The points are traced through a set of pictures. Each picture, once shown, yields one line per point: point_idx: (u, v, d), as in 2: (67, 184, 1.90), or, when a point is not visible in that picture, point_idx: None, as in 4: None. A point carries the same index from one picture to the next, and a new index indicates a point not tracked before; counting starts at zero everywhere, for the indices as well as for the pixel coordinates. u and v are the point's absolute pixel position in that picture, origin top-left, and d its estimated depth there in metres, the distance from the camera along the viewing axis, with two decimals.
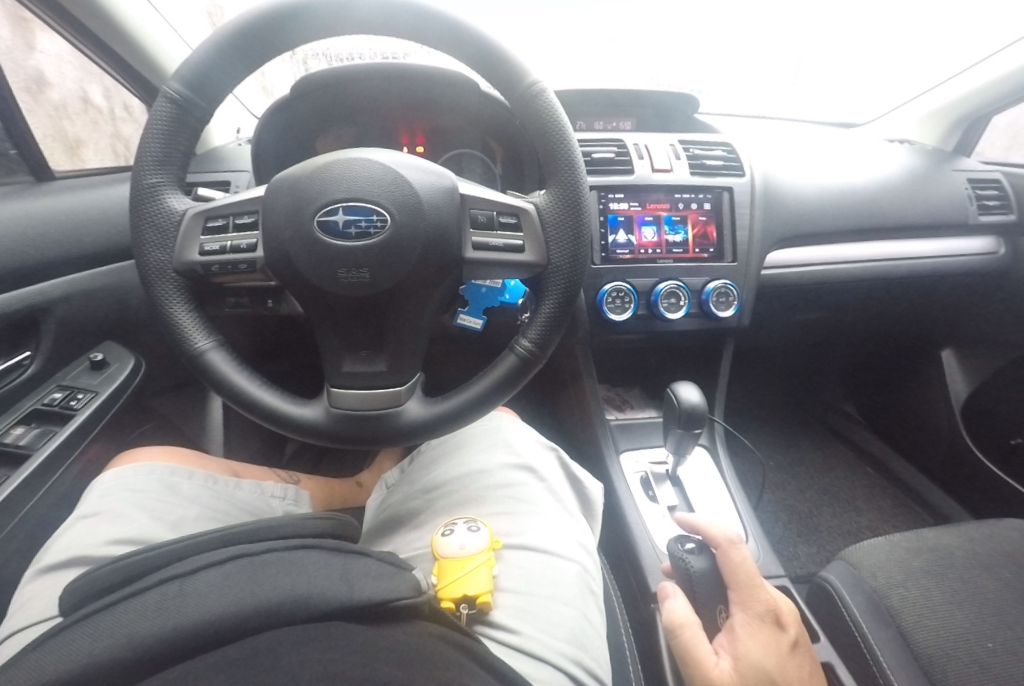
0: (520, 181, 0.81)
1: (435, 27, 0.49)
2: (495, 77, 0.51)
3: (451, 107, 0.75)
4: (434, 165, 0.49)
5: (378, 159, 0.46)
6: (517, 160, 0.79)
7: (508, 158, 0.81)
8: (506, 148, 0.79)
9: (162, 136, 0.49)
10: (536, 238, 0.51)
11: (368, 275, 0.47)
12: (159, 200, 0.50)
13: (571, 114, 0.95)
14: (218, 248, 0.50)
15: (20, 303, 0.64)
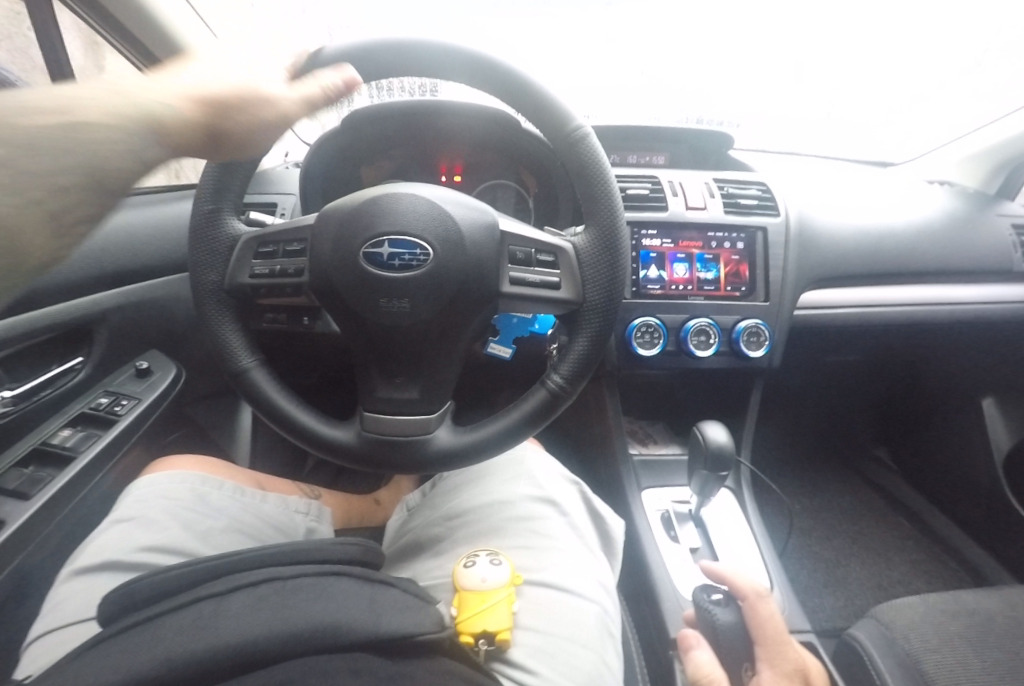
0: (555, 214, 0.82)
1: (483, 71, 0.51)
2: (538, 120, 0.52)
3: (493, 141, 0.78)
4: (477, 201, 0.51)
5: (423, 195, 0.48)
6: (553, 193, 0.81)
7: (544, 190, 0.82)
8: (543, 180, 0.81)
9: (223, 165, 0.52)
10: (571, 276, 0.52)
11: (408, 305, 0.49)
12: (216, 224, 0.53)
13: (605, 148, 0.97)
14: (268, 272, 0.52)
15: (78, 311, 0.67)
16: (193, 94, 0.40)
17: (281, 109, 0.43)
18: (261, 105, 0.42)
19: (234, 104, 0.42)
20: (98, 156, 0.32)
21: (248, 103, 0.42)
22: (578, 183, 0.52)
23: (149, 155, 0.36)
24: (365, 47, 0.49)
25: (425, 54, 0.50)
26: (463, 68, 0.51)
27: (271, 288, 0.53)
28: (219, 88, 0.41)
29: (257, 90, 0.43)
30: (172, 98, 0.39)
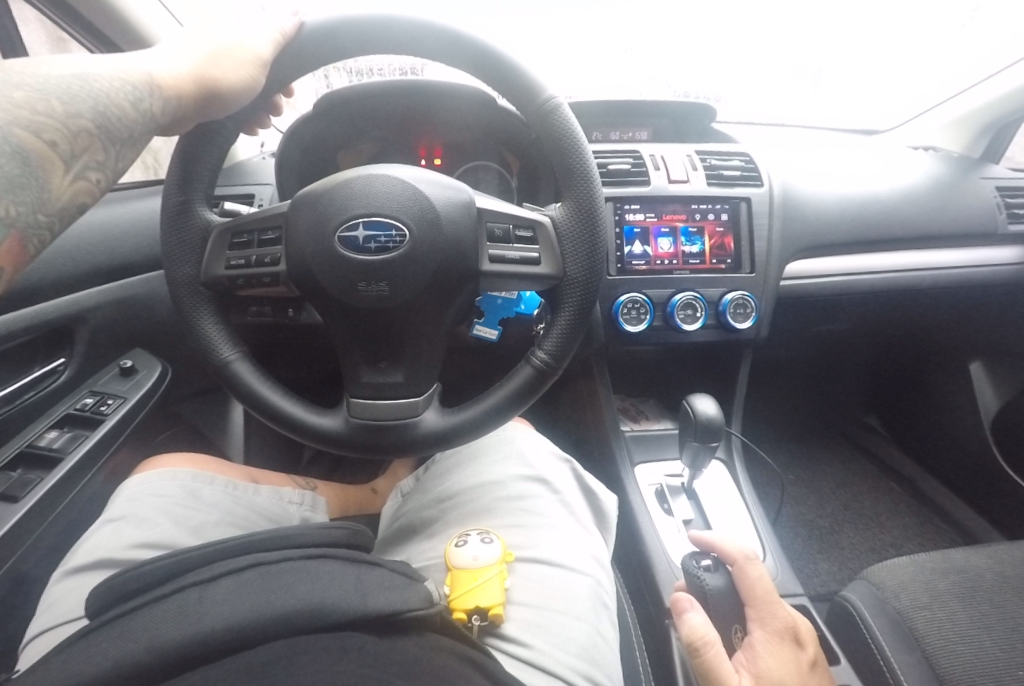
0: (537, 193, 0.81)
1: (454, 46, 0.50)
2: (510, 95, 0.51)
3: (469, 121, 0.77)
4: (451, 179, 0.50)
5: (396, 175, 0.47)
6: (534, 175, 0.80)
7: (525, 171, 0.82)
8: (523, 160, 0.80)
9: (188, 153, 0.50)
10: (552, 251, 0.52)
11: (387, 288, 0.48)
12: (188, 216, 0.52)
13: (586, 125, 0.95)
14: (244, 262, 0.52)
15: (55, 312, 0.66)
16: (185, 62, 0.46)
17: (256, 60, 0.47)
18: (235, 59, 0.47)
19: (211, 61, 0.46)
20: (105, 109, 0.39)
21: (226, 59, 0.46)
22: (553, 157, 0.51)
23: (147, 109, 0.43)
24: (330, 26, 0.48)
25: (394, 28, 0.48)
26: (433, 42, 0.49)
27: (247, 278, 0.52)
28: (207, 53, 0.47)
29: (232, 48, 0.47)
30: (171, 67, 0.46)
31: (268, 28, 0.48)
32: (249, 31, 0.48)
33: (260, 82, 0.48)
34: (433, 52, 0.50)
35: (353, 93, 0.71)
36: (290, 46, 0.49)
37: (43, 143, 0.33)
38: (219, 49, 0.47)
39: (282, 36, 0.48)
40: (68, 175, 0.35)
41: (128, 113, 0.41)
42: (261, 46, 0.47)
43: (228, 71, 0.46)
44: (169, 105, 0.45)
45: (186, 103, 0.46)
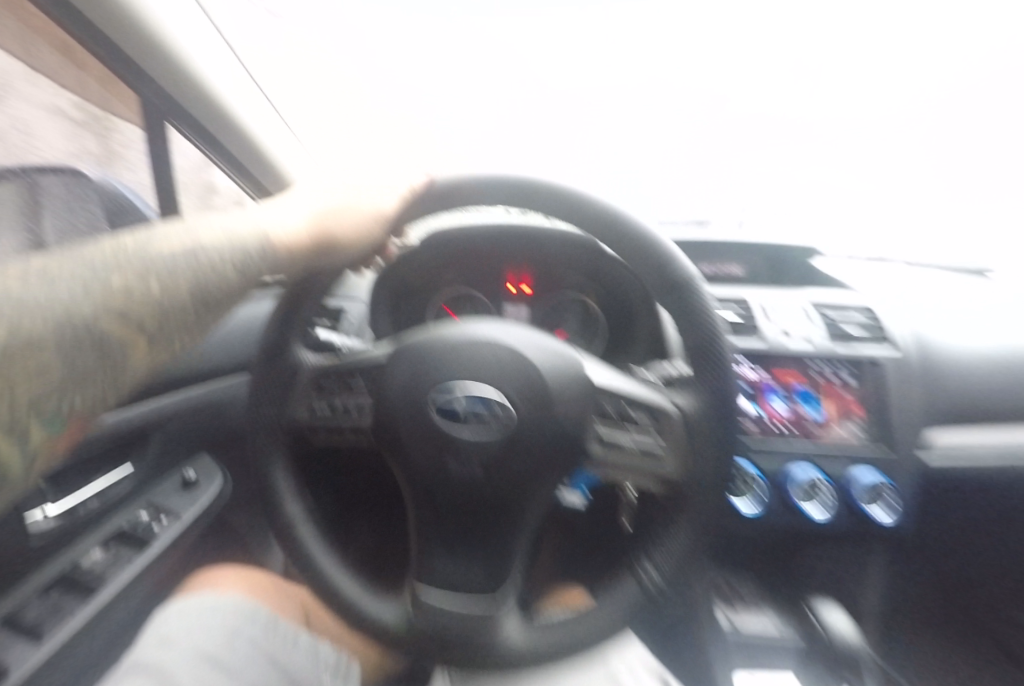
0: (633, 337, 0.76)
1: (577, 206, 0.47)
2: (634, 258, 0.46)
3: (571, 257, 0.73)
4: (560, 342, 0.45)
5: (506, 342, 0.42)
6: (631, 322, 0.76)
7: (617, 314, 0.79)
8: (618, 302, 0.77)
9: (294, 295, 0.49)
10: (676, 446, 0.43)
11: (479, 469, 0.43)
12: (284, 355, 0.49)
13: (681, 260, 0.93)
14: (329, 411, 0.48)
15: (142, 418, 0.66)
16: (311, 215, 0.45)
17: (380, 215, 0.47)
18: (360, 213, 0.46)
19: (337, 214, 0.45)
20: (206, 278, 0.37)
21: (352, 212, 0.46)
22: (685, 327, 0.45)
23: (254, 268, 0.40)
24: (452, 179, 0.48)
25: (522, 183, 0.47)
26: (558, 201, 0.47)
27: (331, 426, 0.48)
28: (334, 204, 0.46)
29: (359, 203, 0.47)
30: (295, 221, 0.44)
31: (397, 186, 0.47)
32: (377, 189, 0.48)
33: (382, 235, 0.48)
34: (554, 209, 0.47)
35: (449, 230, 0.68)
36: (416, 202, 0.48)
37: (130, 326, 0.32)
38: (345, 202, 0.47)
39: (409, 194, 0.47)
40: (151, 351, 0.34)
41: (229, 277, 0.38)
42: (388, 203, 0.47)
43: (353, 225, 0.46)
44: (280, 259, 0.42)
45: (301, 258, 0.44)
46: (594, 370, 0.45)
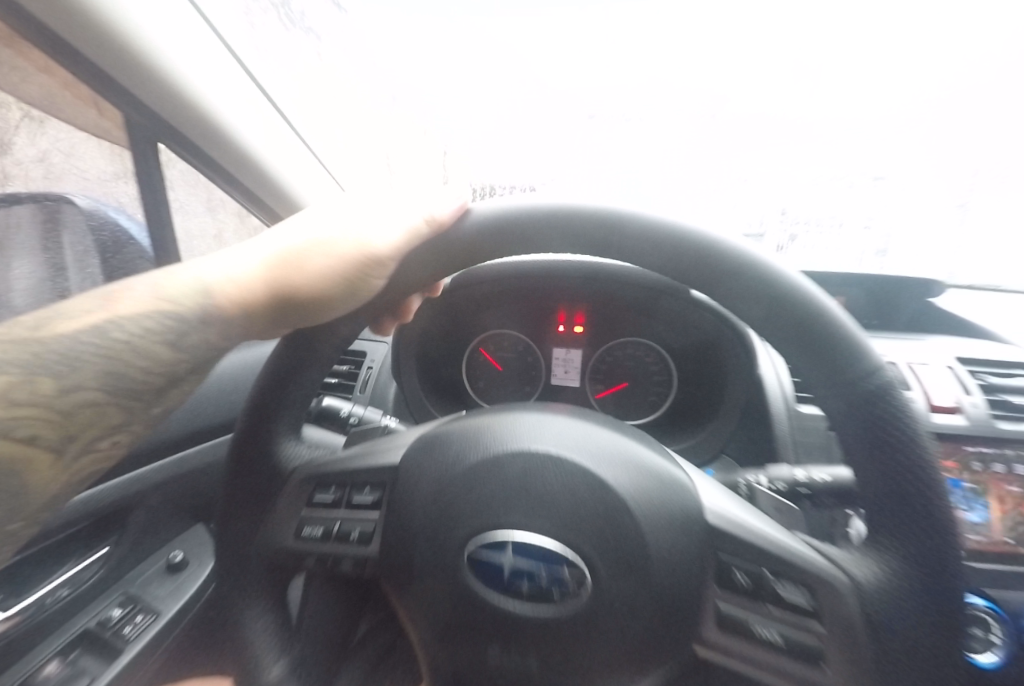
0: (708, 390, 0.68)
1: (708, 260, 0.29)
2: (804, 345, 0.28)
3: (627, 298, 0.65)
4: (652, 450, 0.31)
5: (575, 467, 0.29)
6: (705, 373, 0.69)
7: (686, 361, 0.72)
8: (688, 350, 0.70)
9: (280, 370, 0.36)
10: (845, 645, 0.27)
11: (534, 655, 0.30)
12: (265, 451, 0.36)
13: None
14: (320, 535, 0.35)
15: (123, 491, 0.56)
16: (270, 260, 0.31)
17: (363, 262, 0.30)
18: (334, 259, 0.30)
19: (304, 259, 0.30)
20: (122, 369, 0.30)
21: (325, 259, 0.30)
22: (894, 473, 0.26)
23: (196, 342, 0.32)
24: (500, 217, 0.31)
25: (617, 228, 0.30)
26: (672, 251, 0.29)
27: (327, 557, 0.35)
28: (305, 244, 0.31)
29: (334, 241, 0.30)
30: (250, 268, 0.32)
31: (399, 216, 0.30)
32: (373, 217, 0.30)
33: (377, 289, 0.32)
34: (665, 260, 0.30)
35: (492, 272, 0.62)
36: (435, 244, 0.31)
37: (16, 442, 0.28)
38: (319, 241, 0.30)
39: (416, 229, 0.30)
40: (67, 464, 0.30)
41: (157, 360, 0.31)
42: (378, 243, 0.29)
43: (324, 278, 0.30)
44: (228, 325, 0.32)
45: (252, 321, 0.32)
46: (707, 497, 0.31)
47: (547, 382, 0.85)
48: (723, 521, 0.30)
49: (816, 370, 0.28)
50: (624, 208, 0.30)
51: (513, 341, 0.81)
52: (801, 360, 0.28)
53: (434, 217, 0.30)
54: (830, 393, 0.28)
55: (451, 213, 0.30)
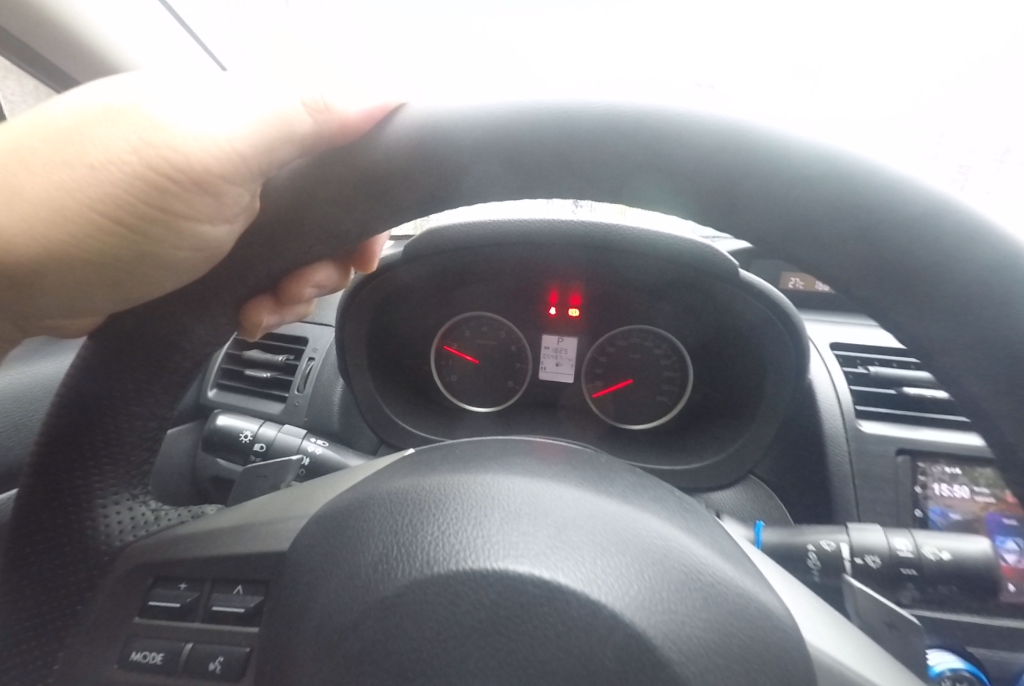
0: (729, 390, 0.61)
1: (835, 204, 0.15)
2: (994, 359, 0.15)
3: (647, 279, 0.57)
4: (725, 560, 0.18)
5: (592, 599, 0.16)
6: (728, 373, 0.61)
7: (705, 355, 0.64)
8: (709, 343, 0.63)
9: (85, 385, 0.20)
10: None
11: None
12: (69, 520, 0.21)
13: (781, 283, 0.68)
14: (159, 661, 0.21)
15: None
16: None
17: (163, 183, 0.16)
18: (96, 168, 0.15)
19: (24, 161, 0.16)
20: None
21: (76, 166, 0.15)
22: None
23: None
24: (460, 128, 0.16)
25: (662, 143, 0.15)
26: (765, 181, 0.15)
27: None
28: (29, 128, 0.16)
29: (91, 128, 0.15)
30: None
31: (237, 94, 0.15)
32: (180, 87, 0.15)
33: (225, 244, 0.18)
34: (738, 195, 0.15)
35: (471, 233, 0.52)
36: (333, 163, 0.16)
37: None
38: (59, 125, 0.16)
39: (288, 128, 0.15)
40: None
41: None
42: (183, 138, 0.15)
43: (86, 208, 0.16)
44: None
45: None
46: (815, 645, 0.17)
47: (534, 377, 0.72)
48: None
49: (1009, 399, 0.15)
50: (674, 107, 0.15)
51: (495, 327, 0.71)
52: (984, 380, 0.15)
53: (322, 104, 0.15)
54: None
55: (365, 106, 0.15)
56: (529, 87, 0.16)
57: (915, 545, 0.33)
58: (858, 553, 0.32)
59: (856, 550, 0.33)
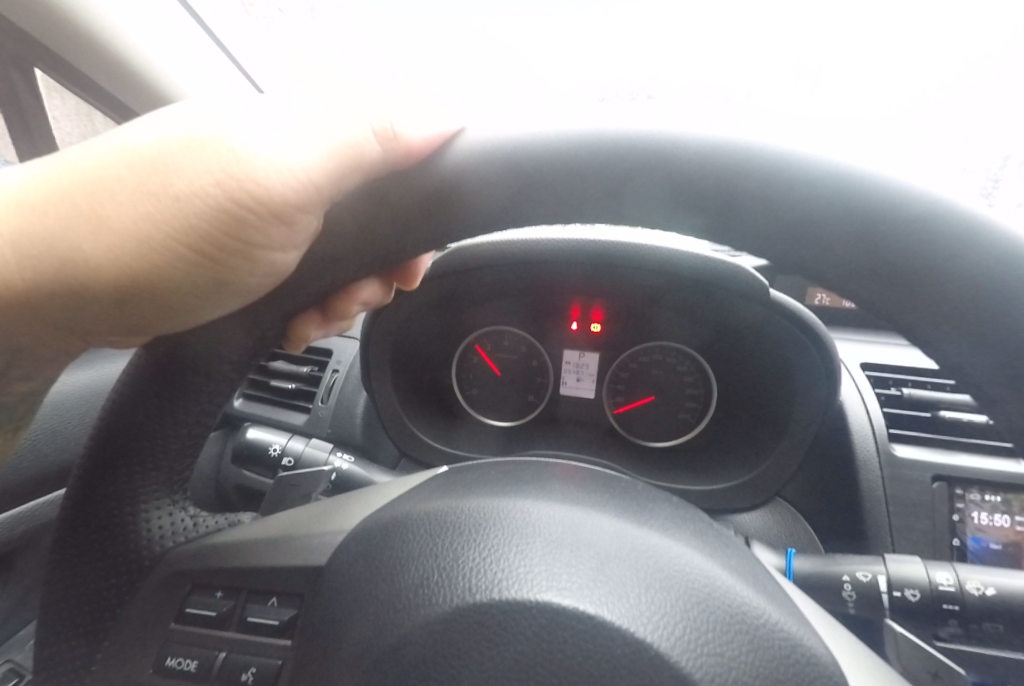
0: (754, 409, 0.60)
1: (862, 226, 0.15)
2: (1021, 375, 0.15)
3: (663, 294, 0.57)
4: (772, 603, 0.17)
5: (640, 636, 0.15)
6: (755, 392, 0.60)
7: (728, 372, 0.63)
8: (733, 360, 0.62)
9: (136, 393, 0.21)
10: None
11: None
12: (117, 528, 0.22)
13: (807, 299, 0.67)
14: (194, 667, 0.21)
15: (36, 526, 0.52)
16: (42, 186, 0.17)
17: (242, 214, 0.16)
18: (180, 199, 0.16)
19: (111, 191, 0.16)
20: None
21: (161, 197, 0.16)
22: None
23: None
24: (500, 149, 0.17)
25: (691, 172, 0.16)
26: (784, 203, 0.16)
27: None
28: (113, 157, 0.16)
29: (174, 158, 0.16)
30: (5, 198, 0.17)
31: (308, 119, 0.15)
32: (256, 116, 0.16)
33: (291, 267, 0.19)
34: (760, 218, 0.16)
35: (497, 251, 0.53)
36: (392, 182, 0.17)
37: None
38: (141, 154, 0.16)
39: (358, 156, 0.16)
40: None
41: None
42: (263, 167, 0.15)
43: (164, 239, 0.17)
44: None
45: (30, 308, 0.18)
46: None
47: (555, 391, 0.72)
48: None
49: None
50: (693, 132, 0.17)
51: (517, 341, 0.71)
52: (1006, 387, 0.16)
53: (390, 131, 0.16)
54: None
55: (428, 133, 0.16)
56: (551, 115, 0.18)
57: (958, 579, 0.32)
58: (896, 586, 0.31)
59: (895, 582, 0.31)
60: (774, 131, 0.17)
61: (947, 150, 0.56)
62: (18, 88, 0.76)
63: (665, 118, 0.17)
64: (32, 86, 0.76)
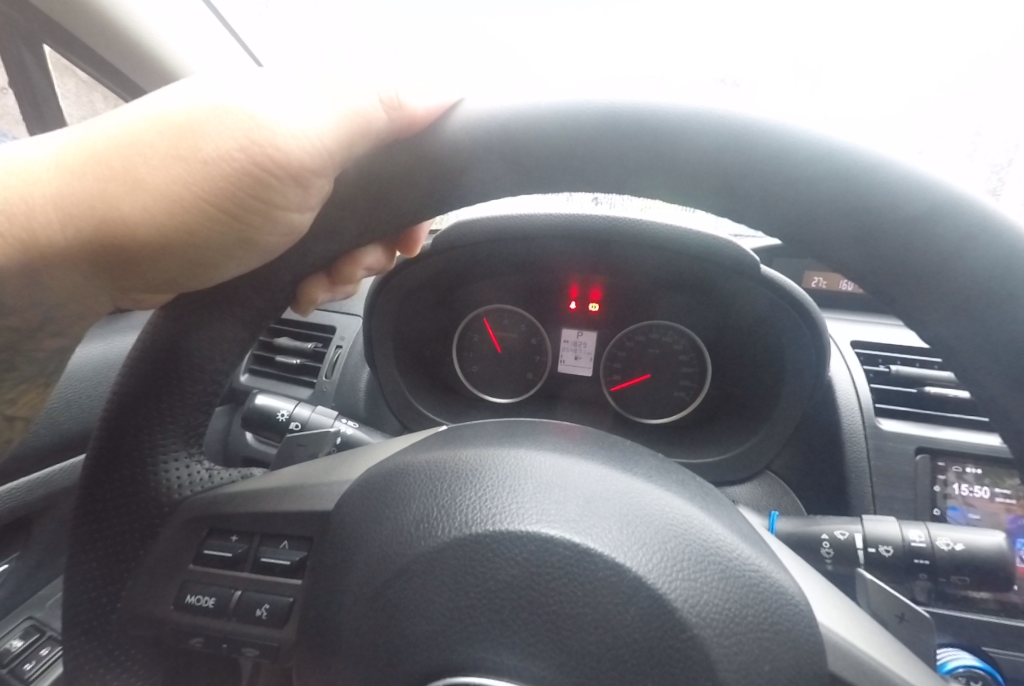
0: (748, 386, 0.61)
1: (831, 190, 0.16)
2: (970, 325, 0.17)
3: (658, 272, 0.59)
4: (744, 542, 0.19)
5: (623, 561, 0.17)
6: (748, 369, 0.61)
7: (724, 350, 0.65)
8: (728, 338, 0.63)
9: (154, 347, 0.23)
10: None
11: None
12: (140, 475, 0.24)
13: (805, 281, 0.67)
14: (212, 601, 0.23)
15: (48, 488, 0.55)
16: (78, 151, 0.18)
17: (261, 176, 0.17)
18: (208, 163, 0.17)
19: (143, 153, 0.17)
20: None
21: (190, 160, 0.17)
22: None
23: None
24: (496, 119, 0.18)
25: (675, 140, 0.17)
26: (760, 169, 0.17)
27: (221, 637, 0.23)
28: (142, 121, 0.17)
29: (202, 123, 0.17)
30: (43, 161, 0.18)
31: (322, 88, 0.17)
32: (274, 85, 0.17)
33: (304, 229, 0.20)
34: (739, 185, 0.17)
35: (495, 227, 0.54)
36: (396, 150, 0.18)
37: None
38: (170, 120, 0.17)
39: (367, 124, 0.17)
40: None
41: None
42: (282, 133, 0.16)
43: (191, 198, 0.18)
44: (15, 266, 0.20)
45: (65, 264, 0.20)
46: (826, 623, 0.19)
47: (554, 369, 0.74)
48: (851, 671, 0.18)
49: (977, 345, 0.17)
50: (682, 102, 0.17)
51: (515, 319, 0.73)
52: (959, 334, 0.17)
53: (397, 101, 0.17)
54: (1010, 392, 0.17)
55: (431, 104, 0.18)
56: (544, 87, 0.19)
57: (930, 536, 0.33)
58: (871, 542, 0.33)
59: (870, 539, 0.33)
60: (758, 102, 0.18)
61: (949, 130, 0.56)
62: (26, 65, 0.77)
63: (656, 89, 0.18)
64: (41, 63, 0.77)
